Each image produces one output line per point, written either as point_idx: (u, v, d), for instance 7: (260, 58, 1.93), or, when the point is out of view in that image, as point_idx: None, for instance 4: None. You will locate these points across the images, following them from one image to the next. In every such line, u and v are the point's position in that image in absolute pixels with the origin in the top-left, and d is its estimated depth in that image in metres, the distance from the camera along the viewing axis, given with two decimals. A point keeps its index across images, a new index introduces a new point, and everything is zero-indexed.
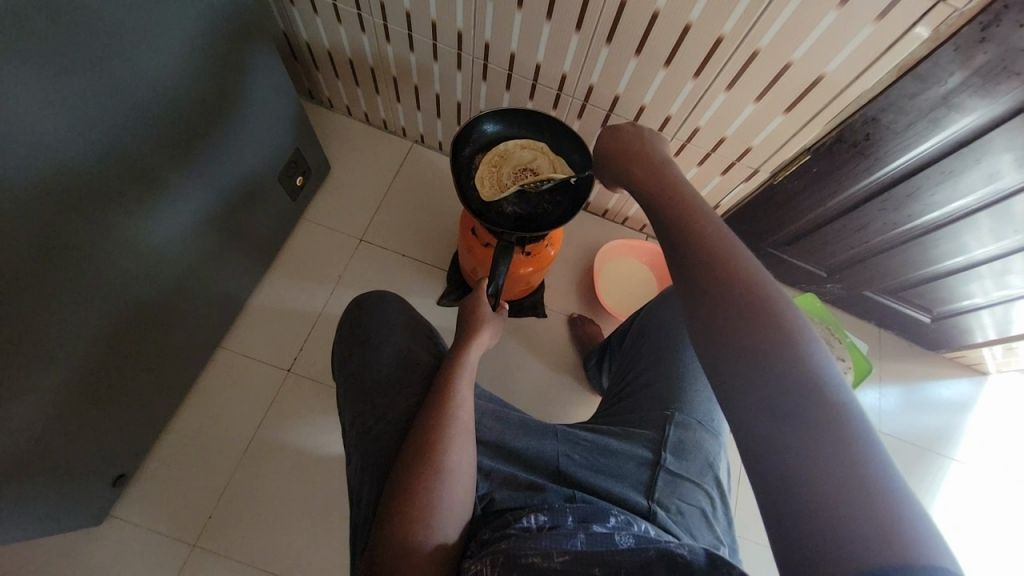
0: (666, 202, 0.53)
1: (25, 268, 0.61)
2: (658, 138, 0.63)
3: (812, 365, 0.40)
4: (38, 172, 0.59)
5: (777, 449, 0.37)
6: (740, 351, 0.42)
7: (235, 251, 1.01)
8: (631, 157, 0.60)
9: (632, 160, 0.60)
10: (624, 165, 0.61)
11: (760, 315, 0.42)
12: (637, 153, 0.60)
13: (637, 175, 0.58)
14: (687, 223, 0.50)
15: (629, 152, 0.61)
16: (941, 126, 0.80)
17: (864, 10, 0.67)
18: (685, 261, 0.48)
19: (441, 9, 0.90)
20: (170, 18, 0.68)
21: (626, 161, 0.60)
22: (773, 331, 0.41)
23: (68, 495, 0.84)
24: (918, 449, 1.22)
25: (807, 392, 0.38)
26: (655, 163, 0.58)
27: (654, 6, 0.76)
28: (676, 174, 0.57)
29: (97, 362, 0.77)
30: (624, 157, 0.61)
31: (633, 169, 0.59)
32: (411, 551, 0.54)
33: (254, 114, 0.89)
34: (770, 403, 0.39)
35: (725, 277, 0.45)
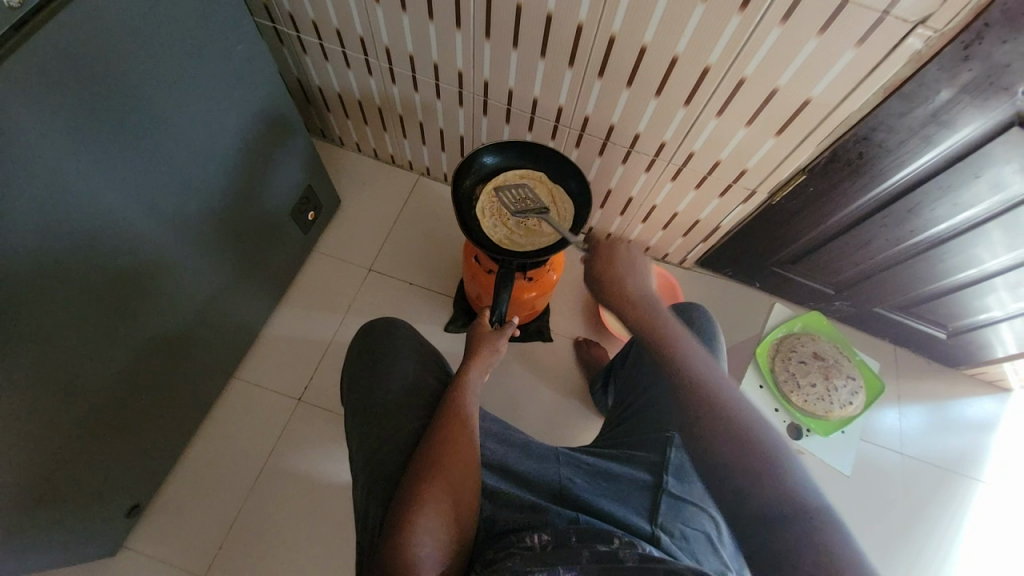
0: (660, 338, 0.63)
1: (45, 304, 0.64)
2: (633, 252, 0.72)
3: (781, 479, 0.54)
4: (59, 211, 0.63)
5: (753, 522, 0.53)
6: (713, 442, 0.55)
7: (249, 284, 1.05)
8: (614, 283, 0.69)
9: (614, 285, 0.69)
10: (609, 287, 0.69)
11: (748, 447, 0.55)
12: (619, 279, 0.69)
13: (618, 298, 0.68)
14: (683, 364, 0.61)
15: (612, 276, 0.69)
16: (935, 142, 0.81)
17: (843, 37, 0.70)
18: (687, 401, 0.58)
19: (443, 52, 0.95)
20: (191, 70, 0.74)
21: (607, 286, 0.69)
22: (760, 456, 0.54)
23: (82, 526, 0.85)
24: (942, 471, 1.18)
25: (733, 455, 0.54)
26: (631, 289, 0.68)
27: (642, 40, 0.80)
28: (660, 306, 0.66)
29: (116, 393, 0.81)
30: (606, 280, 0.69)
31: (615, 295, 0.68)
32: (412, 563, 0.54)
33: (266, 153, 0.95)
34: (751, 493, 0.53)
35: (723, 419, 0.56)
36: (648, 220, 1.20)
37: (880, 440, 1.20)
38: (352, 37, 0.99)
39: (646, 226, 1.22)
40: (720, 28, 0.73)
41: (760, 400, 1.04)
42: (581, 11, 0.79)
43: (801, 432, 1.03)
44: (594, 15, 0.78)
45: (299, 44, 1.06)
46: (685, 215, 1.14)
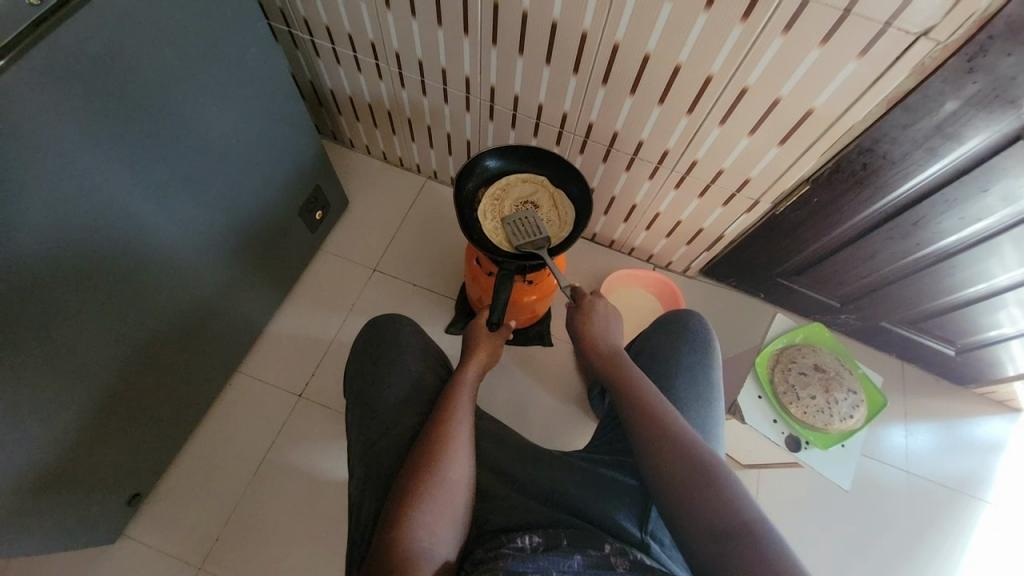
0: (618, 381, 0.71)
1: (53, 292, 0.66)
2: (609, 306, 0.82)
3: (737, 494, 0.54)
4: (72, 202, 0.65)
5: (717, 529, 0.52)
6: (663, 462, 0.59)
7: (256, 280, 1.08)
8: (585, 327, 0.79)
9: (585, 329, 0.79)
10: (581, 331, 0.79)
11: (692, 464, 0.57)
12: (588, 323, 0.79)
13: (589, 342, 0.78)
14: (637, 399, 0.67)
15: (583, 321, 0.80)
16: (940, 155, 0.80)
17: (845, 48, 0.70)
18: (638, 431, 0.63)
19: (450, 57, 0.97)
20: (204, 70, 0.76)
21: (579, 331, 0.80)
22: (707, 473, 0.56)
23: (83, 512, 0.87)
24: (949, 491, 1.15)
25: (678, 469, 0.57)
26: (600, 334, 0.78)
27: (645, 49, 0.80)
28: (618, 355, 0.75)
29: (121, 382, 0.83)
30: (578, 327, 0.80)
31: (586, 338, 0.79)
32: (402, 557, 0.53)
33: (276, 152, 0.97)
34: (709, 503, 0.54)
35: (672, 442, 0.60)
36: (652, 227, 1.20)
37: (884, 457, 1.17)
38: (363, 42, 1.02)
39: (650, 233, 1.23)
40: (722, 37, 0.74)
41: (761, 411, 1.03)
42: (585, 20, 0.80)
43: (799, 445, 1.00)
44: (598, 23, 0.80)
45: (312, 48, 1.09)
46: (688, 223, 1.14)
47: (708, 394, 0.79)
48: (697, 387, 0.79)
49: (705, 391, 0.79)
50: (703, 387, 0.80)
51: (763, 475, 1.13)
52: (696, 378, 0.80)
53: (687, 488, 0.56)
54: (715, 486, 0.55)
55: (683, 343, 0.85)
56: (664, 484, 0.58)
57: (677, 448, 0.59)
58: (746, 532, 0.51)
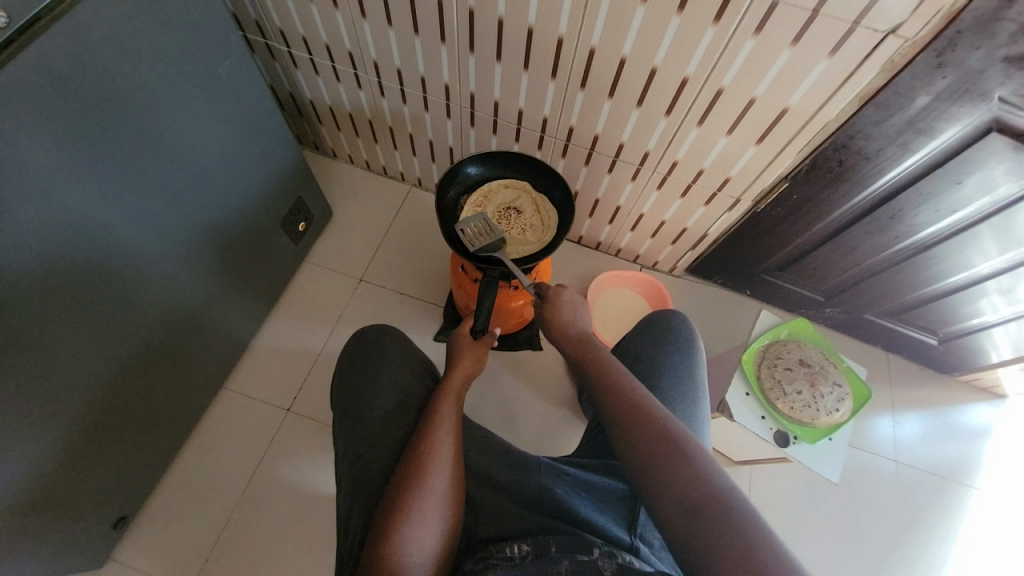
0: (599, 371, 0.69)
1: (27, 317, 0.65)
2: (575, 296, 0.81)
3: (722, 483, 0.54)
4: (44, 224, 0.64)
5: (698, 521, 0.51)
6: (650, 452, 0.57)
7: (239, 294, 1.06)
8: (554, 320, 0.77)
9: (554, 323, 0.77)
10: (551, 325, 0.77)
11: (678, 454, 0.56)
12: (556, 316, 0.77)
13: (558, 337, 0.76)
14: (619, 390, 0.65)
15: (552, 314, 0.78)
16: (914, 149, 0.82)
17: (816, 47, 0.71)
18: (623, 421, 0.61)
19: (429, 65, 0.97)
20: (178, 85, 0.75)
21: (548, 326, 0.78)
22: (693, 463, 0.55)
23: (67, 539, 0.85)
24: (938, 479, 1.17)
25: (664, 458, 0.56)
26: (569, 327, 0.76)
27: (621, 52, 0.81)
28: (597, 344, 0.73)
29: (104, 404, 0.81)
30: (552, 317, 0.78)
31: (555, 334, 0.77)
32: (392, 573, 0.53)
33: (256, 164, 0.96)
34: (690, 496, 0.53)
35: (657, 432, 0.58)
36: (636, 228, 1.21)
37: (873, 448, 1.19)
38: (341, 52, 1.02)
39: (635, 234, 1.23)
40: (696, 39, 0.75)
41: (749, 407, 1.03)
42: (561, 25, 0.80)
43: (787, 440, 1.02)
44: (574, 28, 0.80)
45: (290, 59, 1.08)
46: (672, 223, 1.14)
47: (694, 394, 0.80)
48: (683, 387, 0.80)
49: (691, 391, 0.80)
50: (689, 387, 0.80)
51: (755, 471, 1.14)
52: (682, 378, 0.81)
53: (664, 480, 0.55)
54: (699, 473, 0.54)
55: (668, 344, 0.85)
56: (643, 477, 0.57)
57: (651, 441, 0.58)
58: (728, 527, 0.50)
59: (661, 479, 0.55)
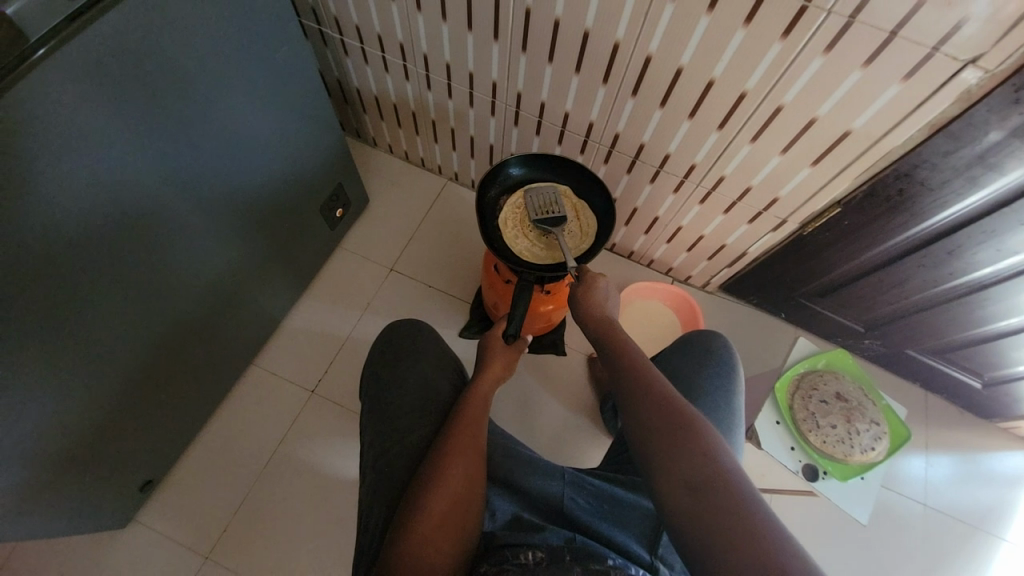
0: (625, 362, 0.66)
1: (76, 282, 0.67)
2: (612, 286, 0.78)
3: (734, 476, 0.52)
4: (99, 196, 0.66)
5: (705, 514, 0.49)
6: (670, 450, 0.55)
7: (275, 274, 1.08)
8: (587, 301, 0.74)
9: (586, 303, 0.74)
10: (580, 308, 0.74)
11: (698, 450, 0.54)
12: (590, 298, 0.74)
13: (587, 320, 0.73)
14: (645, 381, 0.62)
15: (586, 296, 0.74)
16: (979, 184, 0.77)
17: (888, 71, 0.67)
18: (648, 416, 0.59)
19: (479, 62, 0.97)
20: (234, 68, 0.76)
21: (579, 306, 0.75)
22: (710, 460, 0.53)
23: (98, 495, 0.89)
24: (966, 526, 1.12)
25: (686, 458, 0.54)
26: (601, 311, 0.73)
27: (678, 63, 0.79)
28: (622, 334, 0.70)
29: (140, 371, 0.84)
30: (578, 301, 0.75)
31: (585, 314, 0.73)
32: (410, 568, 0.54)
33: (300, 149, 0.97)
34: (694, 485, 0.52)
35: (681, 430, 0.56)
36: (673, 240, 1.18)
37: (904, 489, 1.14)
38: (392, 43, 1.02)
39: (671, 246, 1.21)
40: (760, 53, 0.72)
41: (779, 438, 1.14)
42: (618, 31, 0.79)
43: (816, 474, 1.11)
44: (631, 34, 0.78)
45: (341, 47, 1.09)
46: (710, 239, 1.12)
47: (729, 421, 0.78)
48: (717, 413, 0.78)
49: (725, 416, 0.78)
50: (722, 412, 0.78)
51: (773, 502, 1.10)
52: (717, 403, 0.79)
53: (681, 470, 0.53)
54: (715, 469, 0.53)
55: (705, 366, 0.83)
56: (658, 463, 0.55)
57: (677, 433, 0.56)
58: (732, 517, 0.48)
59: (678, 468, 0.53)
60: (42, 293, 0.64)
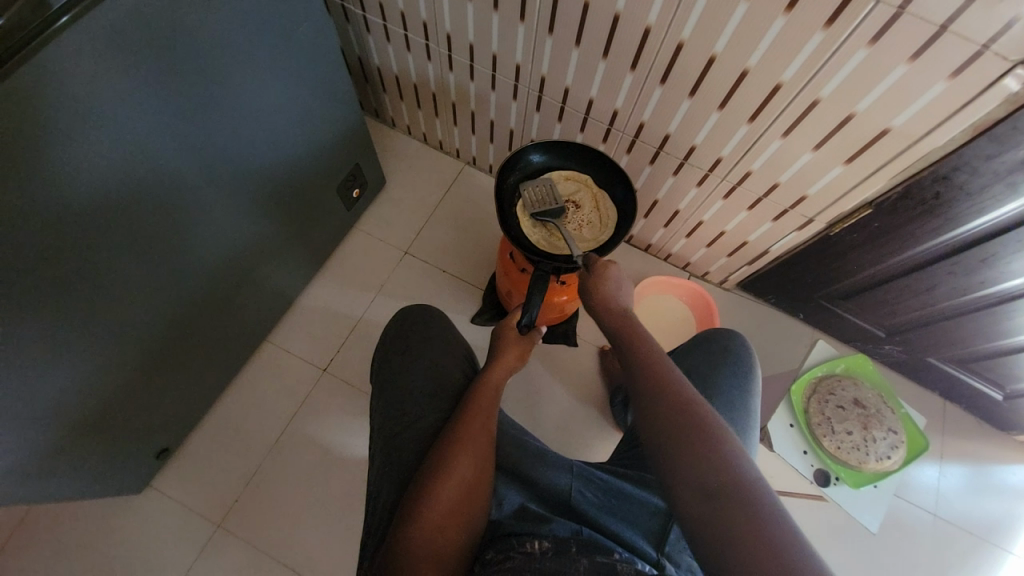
0: (639, 356, 0.64)
1: (95, 253, 0.68)
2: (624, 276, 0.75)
3: (751, 479, 0.51)
4: (119, 168, 0.66)
5: (716, 516, 0.49)
6: (682, 448, 0.54)
7: (291, 252, 1.09)
8: (598, 292, 0.73)
9: (597, 294, 0.73)
10: (592, 299, 0.73)
11: (712, 450, 0.53)
12: (601, 289, 0.73)
13: (600, 310, 0.71)
14: (659, 377, 0.61)
15: (596, 290, 0.73)
16: (1020, 191, 0.74)
17: (934, 67, 0.64)
18: (660, 412, 0.57)
19: (503, 44, 0.94)
20: (256, 42, 0.75)
21: (589, 297, 0.73)
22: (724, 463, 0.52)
23: (115, 460, 0.91)
24: (975, 538, 1.10)
25: (699, 457, 0.53)
26: (613, 302, 0.71)
27: (711, 51, 0.76)
28: (637, 328, 0.68)
29: (157, 343, 0.86)
30: (591, 292, 0.73)
31: (596, 305, 0.72)
32: (417, 553, 0.55)
33: (319, 128, 0.96)
34: (708, 486, 0.51)
35: (696, 429, 0.55)
36: (693, 235, 1.16)
37: (915, 498, 1.12)
38: (415, 22, 1.00)
39: (690, 241, 1.18)
40: (799, 44, 0.69)
41: (790, 441, 1.13)
42: (650, 15, 0.76)
43: (828, 479, 1.10)
44: (663, 20, 0.75)
45: (363, 24, 1.07)
46: (732, 235, 1.09)
47: (743, 422, 0.77)
48: (731, 414, 0.77)
49: (740, 417, 0.77)
50: (736, 413, 0.77)
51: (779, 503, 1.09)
52: (732, 405, 0.78)
53: (693, 467, 0.52)
54: (728, 469, 0.52)
55: (722, 366, 0.81)
56: (670, 456, 0.54)
57: (689, 431, 0.55)
58: (745, 520, 0.47)
59: (692, 465, 0.53)
60: (61, 264, 0.64)
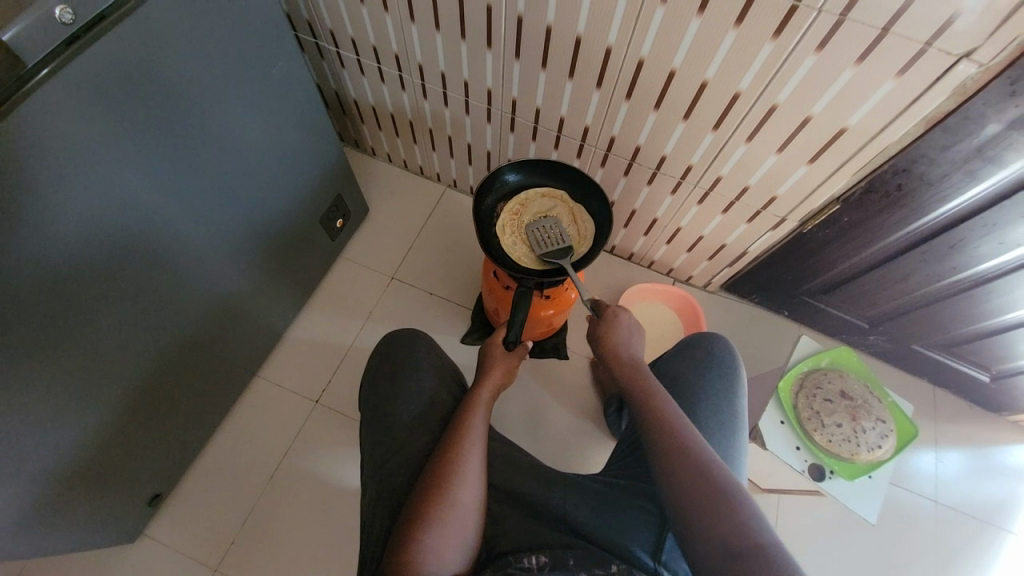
0: (651, 405, 0.66)
1: (81, 302, 0.68)
2: (634, 321, 0.77)
3: (762, 529, 0.52)
4: (101, 218, 0.67)
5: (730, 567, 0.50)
6: (696, 498, 0.55)
7: (277, 285, 1.09)
8: (608, 340, 0.75)
9: (607, 343, 0.75)
10: (603, 346, 0.75)
11: (725, 503, 0.54)
12: (610, 338, 0.74)
13: (611, 358, 0.74)
14: (671, 428, 0.62)
15: (607, 336, 0.75)
16: (979, 178, 0.77)
17: (880, 68, 0.67)
18: (676, 462, 0.58)
19: (473, 70, 0.97)
20: (232, 86, 0.77)
21: (600, 346, 0.75)
22: (736, 516, 0.53)
23: (107, 510, 0.90)
24: (978, 522, 1.10)
25: (711, 509, 0.54)
26: (622, 350, 0.73)
27: (670, 66, 0.79)
28: (647, 376, 0.70)
29: (146, 387, 0.85)
30: (601, 339, 0.75)
31: (606, 354, 0.74)
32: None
33: (298, 162, 0.98)
34: (719, 535, 0.52)
35: (709, 481, 0.56)
36: (673, 241, 1.18)
37: (914, 486, 1.12)
38: (387, 54, 1.03)
39: (670, 247, 1.21)
40: (751, 54, 0.72)
41: (784, 438, 1.13)
42: (610, 35, 0.79)
43: (823, 473, 1.10)
44: (623, 40, 0.79)
45: (337, 59, 1.10)
46: (710, 239, 1.11)
47: (732, 423, 0.78)
48: (719, 416, 0.78)
49: (728, 419, 0.78)
50: (725, 415, 0.78)
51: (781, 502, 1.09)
52: (720, 406, 0.79)
53: (709, 524, 0.53)
54: (738, 521, 0.53)
55: (706, 369, 0.83)
56: (688, 513, 0.55)
57: (701, 486, 0.56)
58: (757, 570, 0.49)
59: (707, 520, 0.53)
60: (46, 317, 0.65)
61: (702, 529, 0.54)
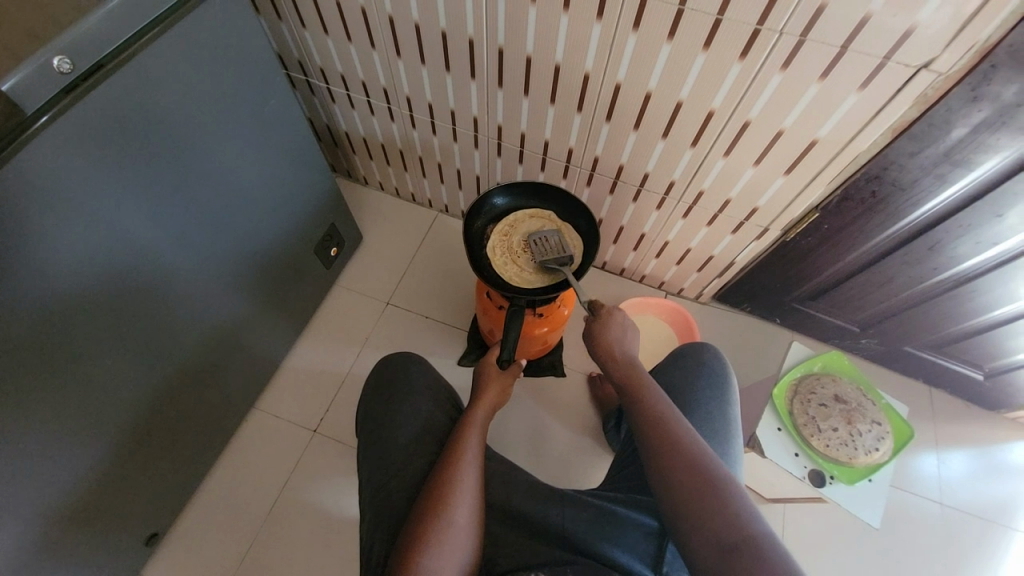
0: (646, 405, 0.66)
1: (79, 341, 0.69)
2: (628, 319, 0.77)
3: (758, 527, 0.53)
4: (99, 257, 0.68)
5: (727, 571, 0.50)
6: (693, 498, 0.56)
7: (273, 316, 1.10)
8: (602, 340, 0.74)
9: (602, 342, 0.75)
10: (598, 344, 0.75)
11: (721, 501, 0.54)
12: (605, 336, 0.74)
13: (606, 357, 0.74)
14: (667, 426, 0.62)
15: (602, 334, 0.75)
16: (950, 181, 0.79)
17: (844, 82, 0.71)
18: (672, 461, 0.59)
19: (459, 100, 1.01)
20: (225, 125, 0.80)
21: (595, 343, 0.75)
22: (732, 513, 0.53)
23: (103, 553, 0.88)
24: (984, 522, 1.09)
25: (708, 508, 0.54)
26: (616, 349, 0.73)
27: (646, 88, 0.83)
28: (642, 375, 0.70)
29: (143, 423, 0.85)
30: (596, 337, 0.75)
31: (601, 353, 0.74)
32: None
33: (291, 194, 1.00)
34: (716, 539, 0.52)
35: (705, 480, 0.56)
36: (662, 255, 1.20)
37: (916, 488, 1.12)
38: (375, 88, 1.06)
39: (660, 261, 1.23)
40: (722, 74, 0.76)
41: (781, 444, 1.06)
42: (587, 61, 0.83)
43: (824, 479, 1.01)
44: (599, 65, 0.82)
45: (328, 95, 1.14)
46: (698, 251, 1.14)
47: (726, 431, 0.78)
48: (713, 424, 0.78)
49: (722, 428, 0.79)
50: (719, 424, 0.79)
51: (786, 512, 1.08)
52: (713, 415, 0.79)
53: (706, 522, 0.54)
54: (735, 519, 0.53)
55: (698, 378, 0.83)
56: (684, 513, 0.55)
57: (697, 487, 0.56)
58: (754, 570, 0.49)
59: (704, 518, 0.54)
60: (42, 356, 0.65)
61: (699, 529, 0.54)
